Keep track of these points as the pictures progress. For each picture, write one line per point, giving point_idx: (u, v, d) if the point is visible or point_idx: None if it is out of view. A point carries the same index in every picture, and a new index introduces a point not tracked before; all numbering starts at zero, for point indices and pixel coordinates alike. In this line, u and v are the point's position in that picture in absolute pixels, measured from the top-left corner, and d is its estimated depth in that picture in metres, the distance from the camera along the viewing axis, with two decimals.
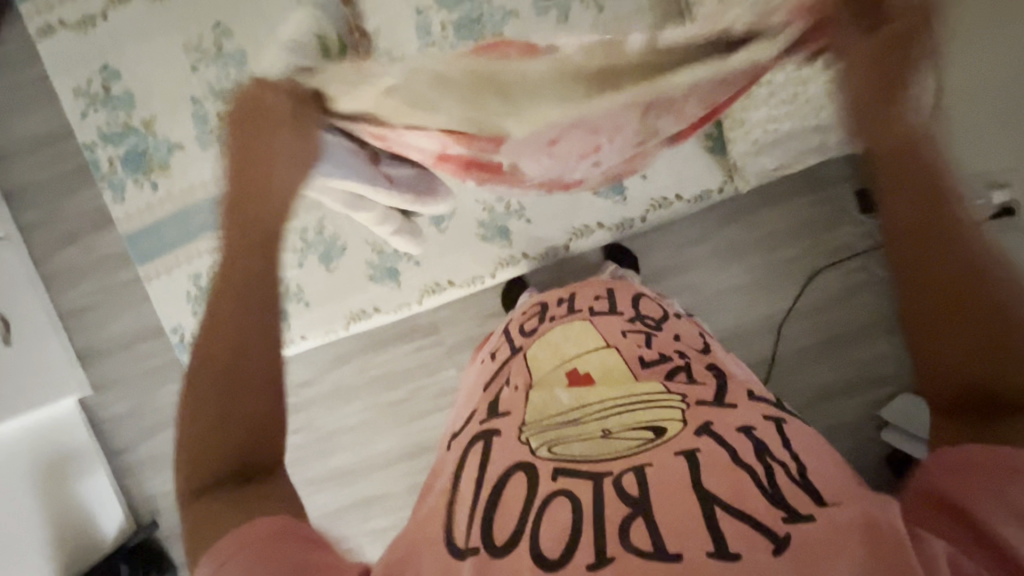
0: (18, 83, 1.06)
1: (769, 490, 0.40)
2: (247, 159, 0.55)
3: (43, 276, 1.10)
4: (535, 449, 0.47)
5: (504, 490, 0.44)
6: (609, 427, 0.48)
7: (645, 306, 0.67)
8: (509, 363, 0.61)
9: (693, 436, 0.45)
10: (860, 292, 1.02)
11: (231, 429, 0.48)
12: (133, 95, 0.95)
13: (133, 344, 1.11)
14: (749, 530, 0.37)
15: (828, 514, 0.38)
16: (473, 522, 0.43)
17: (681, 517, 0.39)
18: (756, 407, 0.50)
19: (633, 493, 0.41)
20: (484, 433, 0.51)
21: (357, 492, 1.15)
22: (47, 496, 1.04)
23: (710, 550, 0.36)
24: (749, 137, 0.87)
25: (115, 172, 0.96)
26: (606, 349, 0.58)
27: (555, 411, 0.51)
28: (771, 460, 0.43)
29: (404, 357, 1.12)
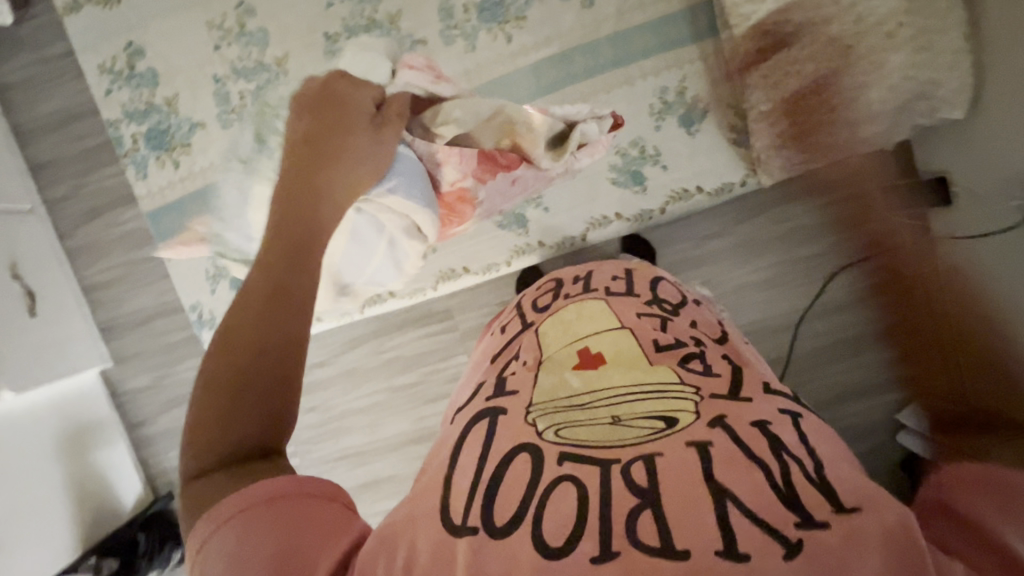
0: (44, 58, 1.08)
1: (782, 489, 0.39)
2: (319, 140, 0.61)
3: (66, 249, 1.12)
4: (541, 430, 0.47)
5: (508, 471, 0.43)
6: (620, 414, 0.47)
7: (664, 290, 0.66)
8: (518, 337, 0.61)
9: (706, 427, 0.44)
10: (884, 292, 1.00)
11: (240, 411, 0.43)
12: (156, 73, 0.96)
13: (154, 320, 1.13)
14: (761, 533, 0.37)
15: (845, 522, 0.37)
16: (474, 498, 0.42)
17: (691, 513, 0.38)
18: (771, 400, 0.49)
19: (643, 486, 0.40)
20: (489, 413, 0.50)
21: (367, 473, 1.16)
22: (71, 466, 1.05)
23: (718, 549, 0.36)
24: (777, 130, 0.83)
25: (137, 150, 0.97)
26: (622, 331, 0.57)
27: (564, 394, 0.51)
28: (787, 456, 0.42)
29: (418, 341, 1.12)
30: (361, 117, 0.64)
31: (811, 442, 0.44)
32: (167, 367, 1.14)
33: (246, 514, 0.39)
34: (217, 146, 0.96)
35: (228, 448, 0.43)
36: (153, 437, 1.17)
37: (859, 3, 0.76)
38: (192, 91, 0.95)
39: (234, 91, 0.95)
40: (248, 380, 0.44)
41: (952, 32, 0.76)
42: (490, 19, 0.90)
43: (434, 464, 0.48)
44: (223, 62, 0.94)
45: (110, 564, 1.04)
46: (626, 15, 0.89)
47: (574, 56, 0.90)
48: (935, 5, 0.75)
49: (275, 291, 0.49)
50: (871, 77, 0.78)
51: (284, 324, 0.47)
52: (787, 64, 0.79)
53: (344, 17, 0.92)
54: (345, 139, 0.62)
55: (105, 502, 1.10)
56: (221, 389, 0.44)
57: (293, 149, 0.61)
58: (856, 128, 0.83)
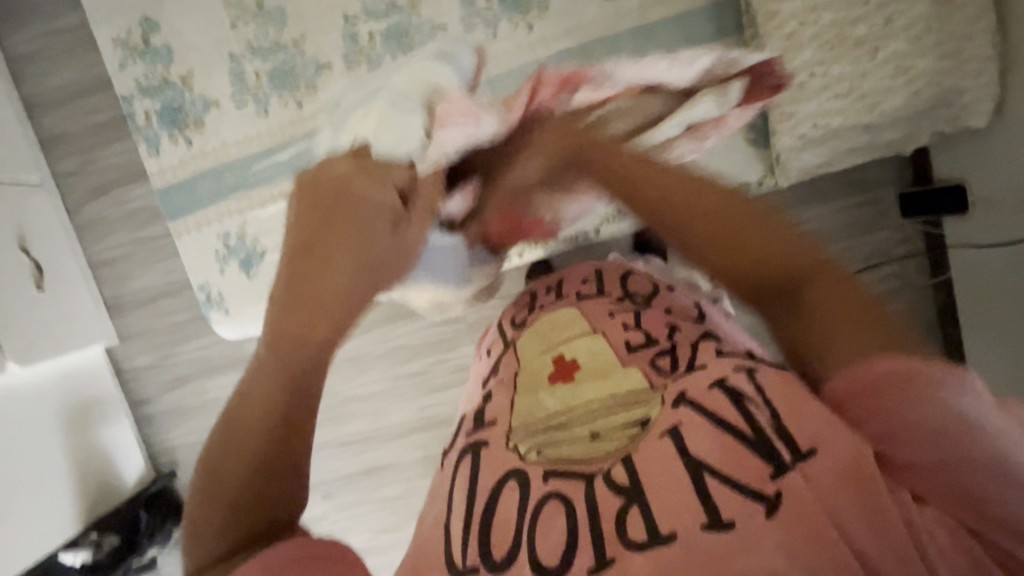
0: (57, 29, 1.06)
1: (754, 443, 0.39)
2: (324, 221, 0.49)
3: (75, 225, 1.12)
4: (524, 454, 0.46)
5: (500, 498, 0.43)
6: (599, 428, 0.45)
7: (633, 283, 0.64)
8: (500, 357, 0.61)
9: (671, 410, 0.43)
10: (892, 299, 1.01)
11: (272, 490, 0.46)
12: (171, 49, 0.94)
13: (160, 299, 1.13)
14: (740, 497, 0.37)
15: (815, 465, 0.37)
16: (468, 537, 0.42)
17: (670, 491, 0.38)
18: (726, 359, 0.46)
19: (622, 481, 0.40)
20: (471, 447, 0.49)
21: (370, 459, 1.17)
22: (75, 442, 1.06)
23: (704, 522, 0.36)
24: (797, 131, 0.83)
25: (150, 127, 0.96)
26: (593, 336, 0.54)
27: (541, 415, 0.48)
28: (749, 407, 0.40)
29: (425, 331, 1.12)
30: (377, 223, 0.51)
31: (768, 385, 0.42)
32: (172, 347, 1.14)
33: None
34: (231, 126, 0.95)
35: (259, 521, 0.45)
36: (156, 416, 1.17)
37: (887, 6, 0.75)
38: (207, 68, 0.94)
39: (250, 70, 0.94)
40: (268, 469, 0.46)
41: (980, 39, 0.75)
42: (513, 6, 0.89)
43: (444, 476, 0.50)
44: (240, 40, 0.93)
45: (111, 540, 1.04)
46: (648, 9, 0.88)
47: (594, 49, 0.89)
48: (964, 11, 0.75)
49: (286, 394, 0.47)
50: (896, 82, 0.78)
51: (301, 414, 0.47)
52: (812, 66, 0.78)
53: None
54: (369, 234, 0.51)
55: (108, 479, 1.10)
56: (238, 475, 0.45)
57: (288, 256, 0.50)
58: (876, 133, 0.83)
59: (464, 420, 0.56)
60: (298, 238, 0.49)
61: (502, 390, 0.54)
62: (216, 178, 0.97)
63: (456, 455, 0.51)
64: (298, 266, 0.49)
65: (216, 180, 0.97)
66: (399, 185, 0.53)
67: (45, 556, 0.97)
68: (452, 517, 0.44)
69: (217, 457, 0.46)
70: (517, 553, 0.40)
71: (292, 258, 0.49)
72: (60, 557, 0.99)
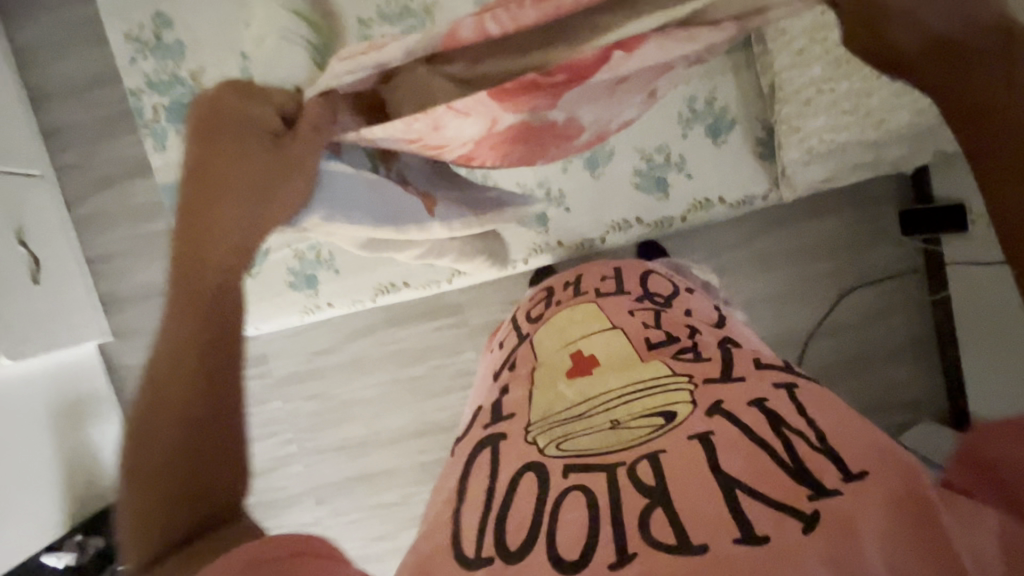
0: (66, 23, 1.06)
1: (790, 466, 0.38)
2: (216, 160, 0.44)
3: (73, 217, 1.10)
4: (544, 447, 0.45)
5: (517, 487, 0.42)
6: (619, 417, 0.45)
7: (654, 283, 0.63)
8: (515, 351, 0.60)
9: (704, 417, 0.42)
10: (891, 314, 1.04)
11: (204, 463, 0.39)
12: (184, 45, 0.94)
13: (158, 296, 1.11)
14: (777, 513, 0.35)
15: (857, 488, 0.36)
16: (484, 525, 0.40)
17: (704, 505, 0.37)
18: (766, 375, 0.47)
19: (649, 481, 0.39)
20: (488, 443, 0.48)
21: (365, 465, 1.15)
22: (66, 439, 1.03)
23: (736, 536, 0.34)
24: (803, 145, 0.84)
25: (158, 122, 0.95)
26: (613, 332, 0.54)
27: (562, 406, 0.48)
28: (787, 430, 0.40)
29: (426, 335, 1.11)
30: (256, 132, 0.45)
31: (809, 409, 0.42)
32: None
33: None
34: None
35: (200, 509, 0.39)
36: None
37: None
38: (219, 66, 0.94)
39: None
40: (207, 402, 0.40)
41: None
42: None
43: (450, 480, 0.47)
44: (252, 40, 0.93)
45: (96, 543, 1.03)
46: None
47: None
48: None
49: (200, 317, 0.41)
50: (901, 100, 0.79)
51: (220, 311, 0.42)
52: (821, 82, 0.81)
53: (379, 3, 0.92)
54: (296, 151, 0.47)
55: (95, 478, 1.08)
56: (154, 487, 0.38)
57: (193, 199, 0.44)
58: (881, 149, 0.85)
59: (477, 416, 0.54)
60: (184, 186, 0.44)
61: (521, 381, 0.53)
62: None
63: (470, 443, 0.50)
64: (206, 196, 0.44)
65: None
66: (281, 108, 0.47)
67: (24, 560, 0.93)
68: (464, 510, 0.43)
69: (147, 425, 0.39)
70: (532, 541, 0.38)
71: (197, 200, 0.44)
72: (43, 560, 0.96)
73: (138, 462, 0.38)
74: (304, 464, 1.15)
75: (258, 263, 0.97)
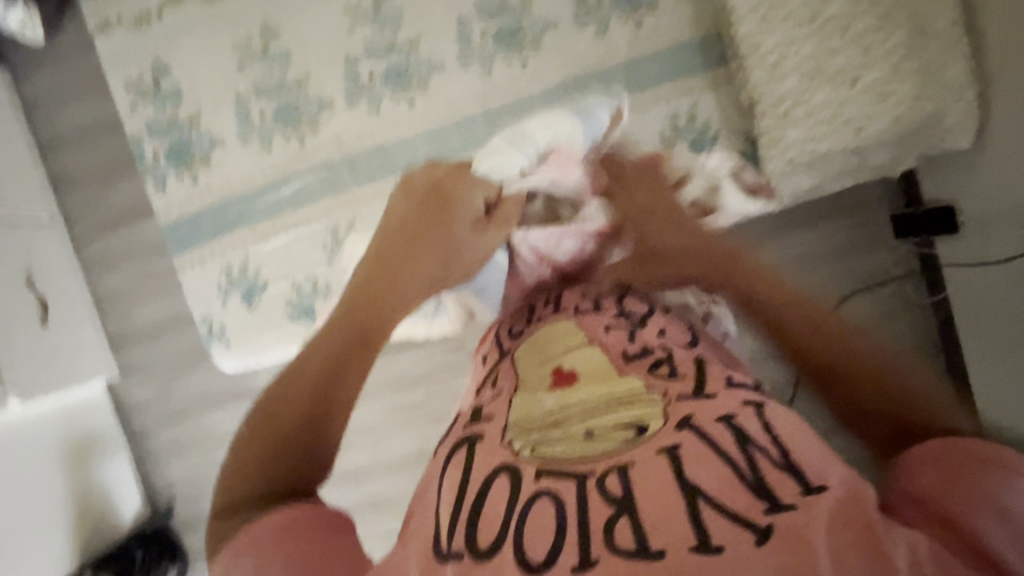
0: (71, 76, 1.11)
1: (750, 479, 0.40)
2: (422, 227, 0.61)
3: (81, 260, 1.14)
4: (518, 450, 0.45)
5: (488, 494, 0.43)
6: (594, 427, 0.45)
7: (631, 303, 0.64)
8: (497, 366, 0.60)
9: (673, 430, 0.43)
10: (891, 320, 1.03)
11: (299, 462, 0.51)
12: (181, 91, 0.98)
13: (161, 332, 1.14)
14: (733, 524, 0.38)
15: (810, 503, 0.38)
16: (457, 527, 0.42)
17: (666, 514, 0.39)
18: (734, 392, 0.48)
19: (616, 493, 0.40)
20: (466, 439, 0.49)
21: (371, 492, 1.15)
22: (72, 478, 1.05)
23: (693, 544, 0.37)
24: (785, 155, 0.85)
25: (157, 164, 0.99)
26: (592, 349, 0.55)
27: (538, 414, 0.48)
28: (753, 447, 0.42)
29: (426, 359, 1.12)
30: (467, 217, 0.63)
31: (775, 428, 0.44)
32: (174, 380, 1.14)
33: (256, 542, 0.45)
34: (236, 162, 0.98)
35: (276, 484, 0.49)
36: (155, 451, 1.16)
37: (864, 36, 0.79)
38: (214, 108, 0.97)
39: (256, 109, 0.97)
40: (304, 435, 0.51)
41: (957, 65, 0.79)
42: (507, 44, 0.94)
43: (424, 493, 0.48)
44: (245, 81, 0.97)
45: None
46: (637, 45, 0.92)
47: (587, 82, 0.94)
48: (940, 40, 0.78)
49: (339, 367, 0.54)
50: (878, 107, 0.80)
51: (349, 375, 0.54)
52: (796, 94, 0.82)
53: (365, 40, 0.95)
54: (445, 240, 0.62)
55: (106, 517, 1.09)
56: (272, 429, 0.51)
57: (373, 256, 0.61)
58: (864, 157, 0.86)
59: (457, 422, 0.55)
60: (401, 223, 0.62)
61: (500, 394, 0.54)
62: (220, 213, 0.99)
63: (448, 449, 0.50)
64: (373, 268, 0.60)
65: (220, 215, 0.99)
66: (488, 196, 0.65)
67: None
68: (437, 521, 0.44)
69: (276, 413, 0.52)
70: (501, 543, 0.40)
71: (369, 264, 0.61)
72: None
73: (263, 437, 0.51)
74: None
75: (257, 296, 0.98)
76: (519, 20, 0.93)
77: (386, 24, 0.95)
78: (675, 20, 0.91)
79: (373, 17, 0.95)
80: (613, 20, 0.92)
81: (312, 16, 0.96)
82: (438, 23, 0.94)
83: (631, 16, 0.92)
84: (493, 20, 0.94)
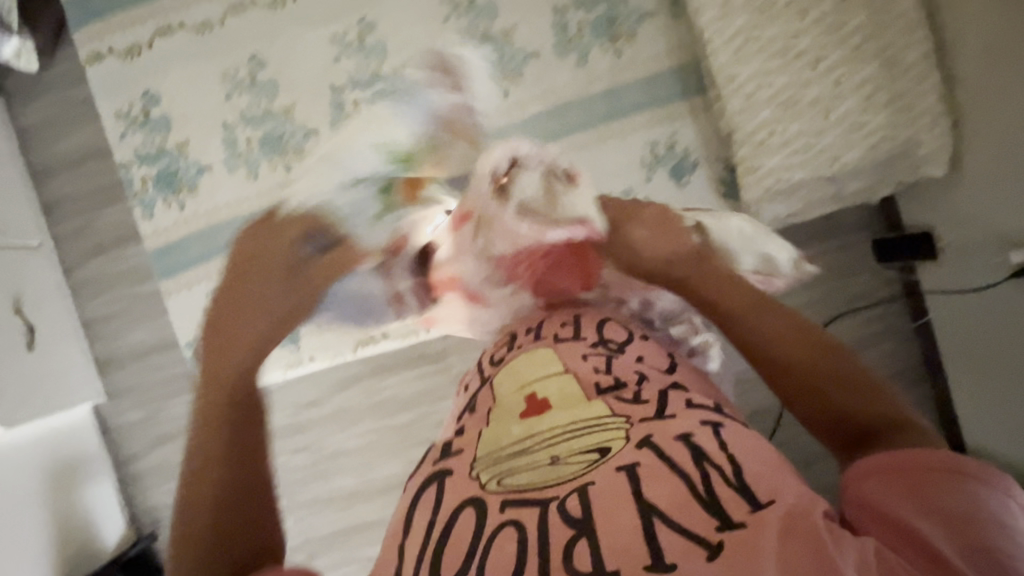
0: (64, 103, 1.13)
1: (703, 497, 0.40)
2: (251, 264, 0.58)
3: (70, 283, 1.15)
4: (485, 482, 0.46)
5: (453, 531, 0.43)
6: (560, 452, 0.46)
7: (610, 329, 0.64)
8: (476, 394, 0.60)
9: (634, 450, 0.44)
10: (874, 344, 1.03)
11: (241, 508, 0.49)
12: (169, 119, 0.99)
13: (149, 356, 1.14)
14: (685, 541, 0.38)
15: (759, 519, 0.38)
16: (423, 563, 0.42)
17: (621, 534, 0.39)
18: (696, 411, 0.48)
19: (577, 514, 0.41)
20: (436, 475, 0.49)
21: (356, 516, 1.15)
22: (55, 504, 1.04)
23: (647, 563, 0.37)
24: (762, 184, 0.86)
25: (145, 192, 1.00)
26: (566, 375, 0.55)
27: (506, 441, 0.49)
28: (708, 462, 0.42)
29: (410, 383, 1.13)
30: (291, 244, 0.60)
31: (732, 445, 0.44)
32: (161, 403, 1.14)
33: None
34: (222, 189, 0.99)
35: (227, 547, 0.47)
36: (139, 475, 1.16)
37: (837, 68, 0.80)
38: (202, 136, 0.99)
39: (242, 137, 0.99)
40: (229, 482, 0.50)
41: (929, 96, 0.80)
42: (489, 74, 0.96)
43: (394, 526, 0.48)
44: (232, 110, 0.99)
45: None
46: (617, 74, 0.94)
47: (568, 110, 0.95)
48: (911, 71, 0.79)
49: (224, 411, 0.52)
50: (852, 137, 0.82)
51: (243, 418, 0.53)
52: (771, 123, 0.83)
53: (350, 70, 0.97)
54: (264, 270, 0.58)
55: (88, 543, 1.08)
56: (219, 433, 0.51)
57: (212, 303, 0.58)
58: (841, 184, 0.86)
59: (429, 452, 0.55)
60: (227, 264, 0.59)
61: (475, 423, 0.54)
62: (207, 239, 1.00)
63: (418, 482, 0.50)
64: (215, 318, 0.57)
65: (207, 241, 1.00)
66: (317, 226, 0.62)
67: None
68: (404, 558, 0.44)
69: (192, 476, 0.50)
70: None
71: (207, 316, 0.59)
72: None
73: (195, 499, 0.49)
74: (293, 519, 1.15)
75: None
76: (501, 51, 0.96)
77: (371, 54, 0.97)
78: (654, 50, 0.93)
79: (358, 47, 0.97)
80: (593, 50, 0.94)
81: (298, 47, 0.98)
82: (421, 53, 0.96)
83: (610, 47, 0.94)
84: (476, 50, 0.96)
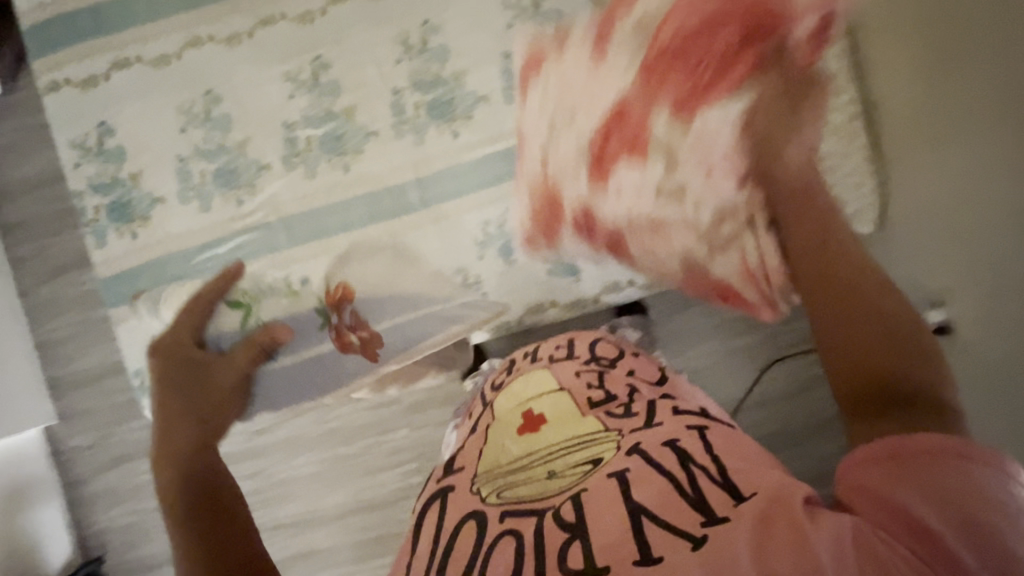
0: (24, 129, 1.14)
1: (690, 495, 0.50)
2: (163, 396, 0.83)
3: (25, 307, 1.15)
4: (486, 495, 0.57)
5: (455, 547, 0.54)
6: (555, 467, 0.58)
7: (603, 348, 0.76)
8: (481, 416, 0.72)
9: (625, 456, 0.55)
10: None
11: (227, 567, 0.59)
12: (124, 149, 1.01)
13: (103, 379, 1.15)
14: (669, 535, 0.47)
15: (741, 512, 0.46)
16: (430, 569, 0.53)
17: (614, 532, 0.49)
18: (681, 418, 0.60)
19: (570, 519, 0.51)
20: (440, 493, 0.61)
21: (303, 544, 1.15)
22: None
23: (636, 558, 0.47)
24: None
25: (97, 221, 1.01)
26: (560, 392, 0.68)
27: (505, 460, 0.61)
28: (694, 465, 0.52)
29: (362, 412, 1.14)
30: (179, 366, 0.86)
31: (718, 448, 0.54)
32: (114, 427, 1.15)
33: None
34: (174, 220, 1.01)
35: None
36: (89, 498, 1.16)
37: None
38: (156, 166, 1.00)
39: (197, 170, 1.00)
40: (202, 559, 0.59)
41: (857, 155, 0.85)
42: (439, 116, 0.98)
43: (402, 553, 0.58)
44: (188, 143, 1.00)
45: None
46: None
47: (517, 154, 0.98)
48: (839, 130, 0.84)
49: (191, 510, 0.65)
50: None
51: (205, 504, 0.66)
52: None
53: (304, 107, 0.99)
54: (191, 381, 0.85)
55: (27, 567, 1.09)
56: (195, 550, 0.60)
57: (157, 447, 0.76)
58: None
59: (432, 476, 0.66)
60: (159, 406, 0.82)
61: (476, 441, 0.66)
62: (159, 269, 1.01)
63: (425, 501, 0.62)
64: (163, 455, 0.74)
65: (159, 270, 1.01)
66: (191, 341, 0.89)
67: None
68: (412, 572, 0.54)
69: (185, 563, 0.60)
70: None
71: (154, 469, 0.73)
72: None
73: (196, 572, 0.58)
74: None
75: None
76: (452, 93, 0.98)
77: (323, 93, 0.99)
78: None
79: (312, 85, 0.99)
80: None
81: (253, 83, 1.00)
82: (373, 95, 0.98)
83: None
84: (427, 92, 0.98)
